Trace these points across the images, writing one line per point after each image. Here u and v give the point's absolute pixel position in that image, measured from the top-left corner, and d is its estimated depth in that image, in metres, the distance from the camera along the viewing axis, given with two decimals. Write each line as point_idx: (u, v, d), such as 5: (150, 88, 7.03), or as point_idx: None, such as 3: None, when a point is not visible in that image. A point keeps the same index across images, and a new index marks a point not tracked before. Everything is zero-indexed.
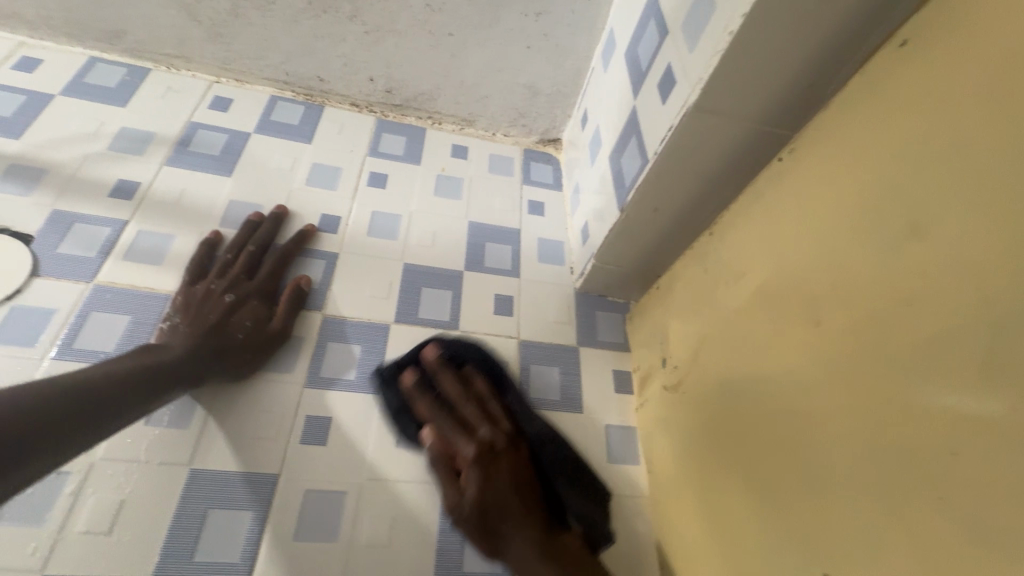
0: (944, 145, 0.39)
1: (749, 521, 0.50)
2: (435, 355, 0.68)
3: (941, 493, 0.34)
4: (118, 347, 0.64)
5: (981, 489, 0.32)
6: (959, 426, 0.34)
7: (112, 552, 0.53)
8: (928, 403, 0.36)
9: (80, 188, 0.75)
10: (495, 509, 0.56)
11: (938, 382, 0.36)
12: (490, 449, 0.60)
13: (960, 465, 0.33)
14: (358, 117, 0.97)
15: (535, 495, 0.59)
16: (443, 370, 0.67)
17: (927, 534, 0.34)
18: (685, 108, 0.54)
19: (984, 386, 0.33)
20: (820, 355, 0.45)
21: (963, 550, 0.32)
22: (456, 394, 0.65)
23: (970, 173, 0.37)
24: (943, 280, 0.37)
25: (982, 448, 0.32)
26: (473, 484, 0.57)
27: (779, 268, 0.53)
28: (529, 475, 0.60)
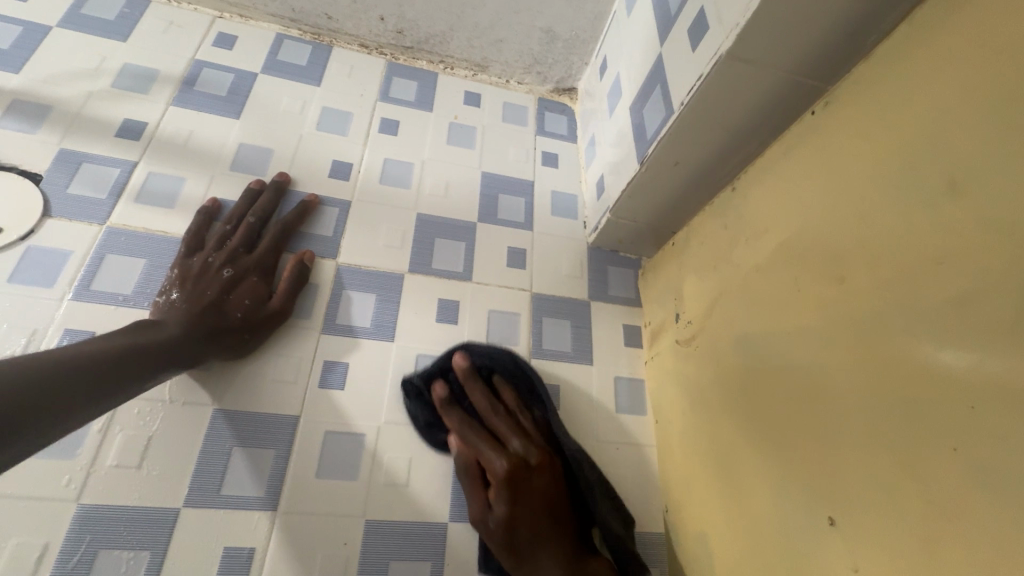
0: (988, 98, 0.38)
1: (758, 469, 0.52)
2: (465, 363, 0.66)
3: (954, 445, 0.35)
4: (136, 290, 0.64)
5: (996, 442, 0.33)
6: (979, 382, 0.35)
7: (143, 484, 0.56)
8: (959, 362, 0.36)
9: (85, 127, 0.73)
10: (522, 533, 0.56)
11: (969, 341, 0.36)
12: (522, 464, 0.59)
13: (976, 420, 0.34)
14: (367, 60, 0.94)
15: (565, 512, 0.59)
16: (472, 381, 0.65)
17: (937, 481, 0.36)
18: (717, 55, 0.52)
19: (1009, 344, 0.33)
20: (843, 313, 0.46)
21: (975, 498, 0.34)
22: (487, 405, 0.64)
23: (1012, 130, 0.36)
24: (976, 239, 0.37)
25: (1000, 404, 0.33)
26: (501, 503, 0.57)
27: (803, 225, 0.53)
28: (555, 495, 0.60)
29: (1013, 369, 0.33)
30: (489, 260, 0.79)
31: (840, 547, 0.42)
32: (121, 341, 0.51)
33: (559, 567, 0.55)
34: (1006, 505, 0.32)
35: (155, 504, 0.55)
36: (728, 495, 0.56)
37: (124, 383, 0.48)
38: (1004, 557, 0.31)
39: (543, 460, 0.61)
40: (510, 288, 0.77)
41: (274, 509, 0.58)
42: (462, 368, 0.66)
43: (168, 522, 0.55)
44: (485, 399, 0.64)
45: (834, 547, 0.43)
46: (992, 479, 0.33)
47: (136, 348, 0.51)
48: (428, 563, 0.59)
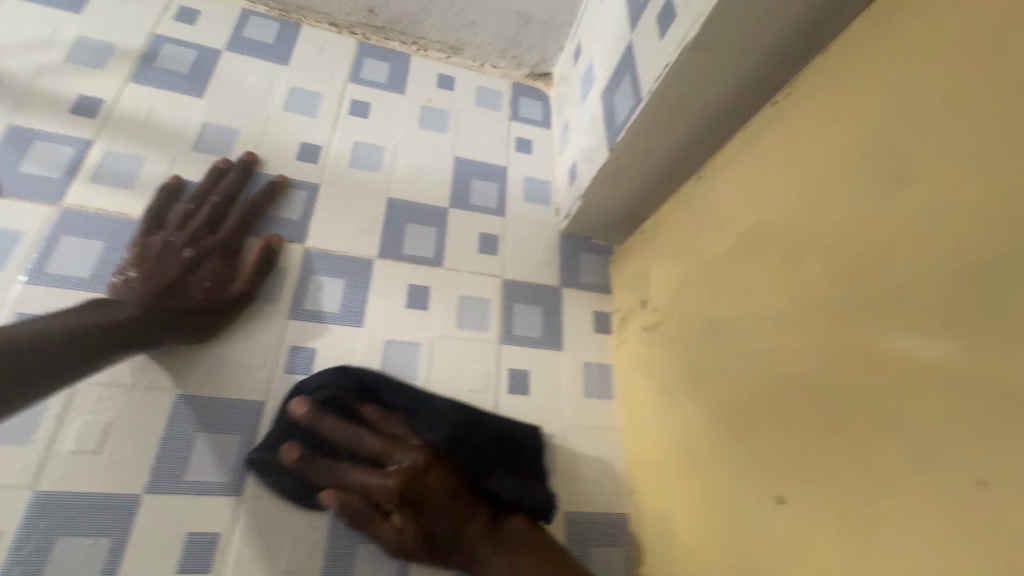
0: (936, 92, 0.39)
1: (716, 451, 0.54)
2: (303, 408, 0.57)
3: (894, 425, 0.37)
4: (93, 273, 0.62)
5: (932, 422, 0.35)
6: (916, 366, 0.36)
7: (102, 471, 0.55)
8: (900, 347, 0.38)
9: (37, 103, 0.70)
10: (441, 534, 0.55)
11: (910, 327, 0.37)
12: (412, 474, 0.54)
13: (914, 401, 0.36)
14: (338, 38, 0.91)
15: (469, 491, 0.58)
16: (316, 418, 0.57)
17: (877, 460, 0.38)
18: (684, 43, 0.53)
19: (945, 329, 0.35)
20: (798, 300, 0.47)
21: (911, 475, 0.36)
22: (345, 433, 0.57)
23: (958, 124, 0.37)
24: (919, 228, 0.38)
25: (937, 387, 0.35)
26: (409, 522, 0.54)
27: (764, 213, 0.54)
28: (455, 483, 0.57)
29: (951, 355, 0.35)
30: (459, 246, 0.79)
31: (787, 521, 0.44)
32: (71, 321, 0.50)
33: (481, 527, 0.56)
34: (938, 482, 0.34)
35: (114, 491, 0.55)
36: (688, 475, 0.58)
37: (74, 364, 0.48)
38: (934, 528, 0.33)
39: (432, 456, 0.57)
40: (481, 274, 0.77)
41: (239, 494, 0.58)
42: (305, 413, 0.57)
43: (129, 509, 0.54)
44: (340, 429, 0.57)
45: (782, 522, 0.45)
46: (927, 456, 0.35)
47: (87, 330, 0.50)
48: None
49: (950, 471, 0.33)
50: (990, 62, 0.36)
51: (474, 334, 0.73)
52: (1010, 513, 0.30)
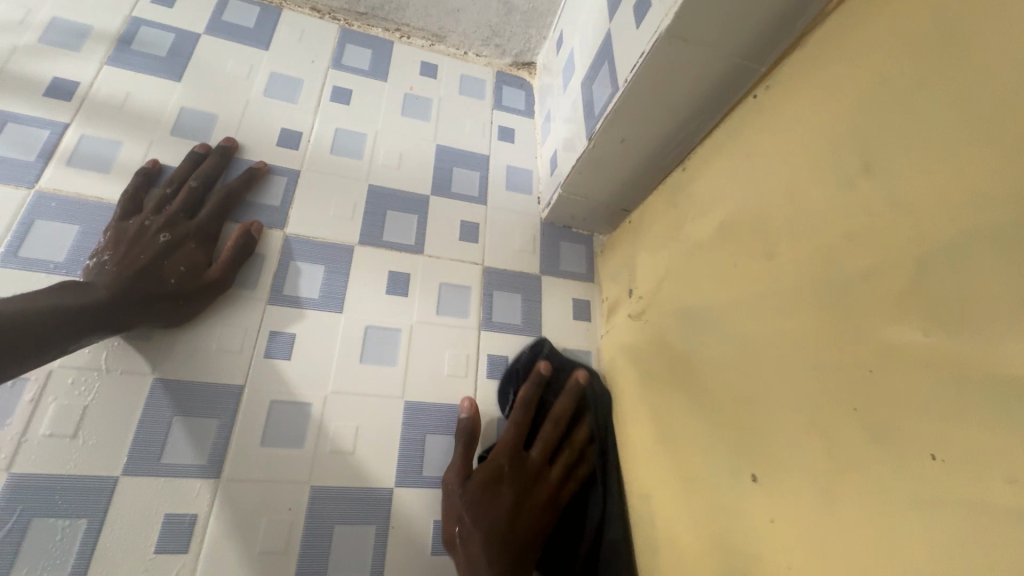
0: (907, 86, 0.40)
1: (692, 434, 0.55)
2: (575, 380, 0.70)
3: (856, 405, 0.39)
4: (69, 257, 0.62)
5: (890, 403, 0.36)
6: (877, 348, 0.38)
7: (78, 454, 0.55)
8: (860, 332, 0.39)
9: (10, 85, 0.69)
10: (476, 516, 0.59)
11: (870, 313, 0.39)
12: (523, 470, 0.62)
13: (874, 381, 0.37)
14: (319, 24, 0.91)
15: (533, 529, 0.60)
16: (571, 393, 0.69)
17: (840, 438, 0.39)
18: (658, 34, 0.53)
19: (906, 313, 0.36)
20: (770, 286, 0.48)
21: (868, 452, 0.37)
22: (560, 415, 0.67)
23: (925, 116, 0.38)
24: (885, 218, 0.39)
25: (897, 369, 0.36)
26: (473, 482, 0.61)
27: (742, 203, 0.55)
28: (531, 513, 0.60)
29: (908, 338, 0.36)
30: (441, 233, 0.79)
31: (756, 500, 0.46)
32: (42, 301, 0.50)
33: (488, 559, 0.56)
34: (894, 458, 0.35)
35: (91, 474, 0.55)
36: (664, 458, 0.59)
37: (44, 344, 0.49)
38: (888, 502, 0.35)
39: (541, 484, 0.62)
40: (462, 262, 0.78)
41: (218, 476, 0.58)
42: (581, 386, 0.70)
43: (106, 490, 0.55)
44: (561, 411, 0.67)
45: (751, 501, 0.46)
46: (884, 434, 0.36)
47: (58, 310, 0.51)
48: (372, 527, 0.61)
49: (904, 448, 0.35)
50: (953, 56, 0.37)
51: (454, 320, 0.74)
52: (958, 486, 0.31)
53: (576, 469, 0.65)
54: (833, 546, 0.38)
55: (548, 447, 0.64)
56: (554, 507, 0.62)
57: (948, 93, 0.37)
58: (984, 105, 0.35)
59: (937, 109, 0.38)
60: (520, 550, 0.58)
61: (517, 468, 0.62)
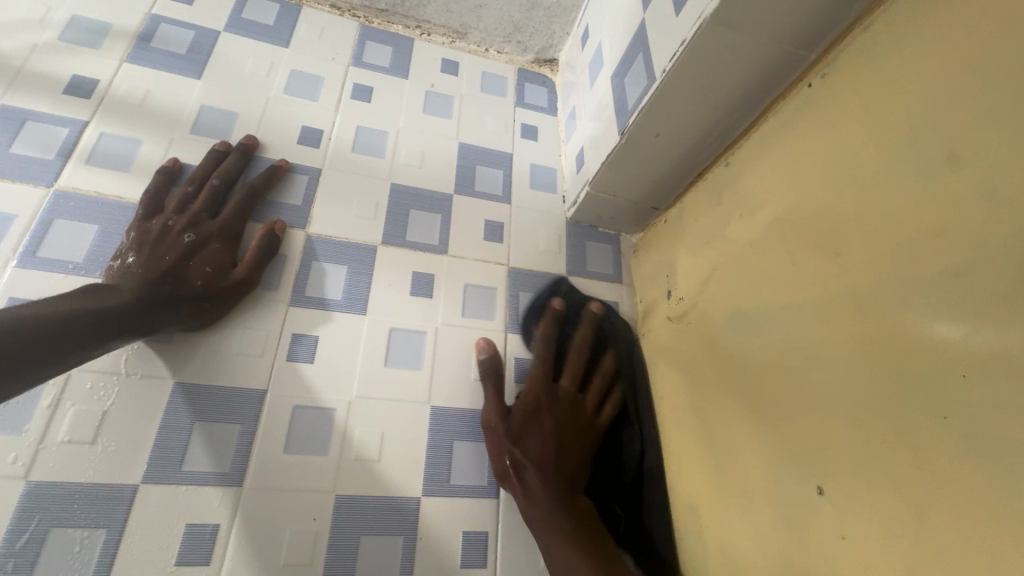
0: (994, 65, 0.37)
1: (745, 443, 0.52)
2: (593, 312, 0.73)
3: (946, 413, 0.35)
4: (88, 258, 0.60)
5: (989, 413, 0.32)
6: (974, 352, 0.34)
7: (97, 461, 0.53)
8: (952, 334, 0.35)
9: (29, 83, 0.67)
10: (526, 446, 0.61)
11: (964, 315, 0.35)
12: (557, 399, 0.65)
13: (969, 389, 0.34)
14: (339, 21, 0.89)
15: (581, 451, 0.62)
16: (587, 322, 0.72)
17: (927, 451, 0.36)
18: (702, 19, 0.50)
19: (1003, 312, 0.33)
20: (837, 285, 0.45)
21: (964, 468, 0.33)
22: (581, 346, 0.70)
23: (1018, 97, 0.35)
24: (975, 210, 0.36)
25: (995, 375, 0.33)
26: (517, 416, 0.63)
27: (799, 199, 0.51)
28: (576, 437, 0.63)
29: (1009, 341, 0.32)
30: (465, 233, 0.77)
31: (825, 515, 0.42)
32: (68, 304, 0.49)
33: (550, 485, 0.58)
34: (993, 473, 0.32)
35: (111, 482, 0.53)
36: (713, 470, 0.56)
37: (70, 348, 0.47)
38: (989, 520, 0.31)
39: (580, 410, 0.65)
40: (487, 262, 0.76)
41: (240, 485, 0.56)
42: (597, 317, 0.73)
43: (125, 499, 0.53)
44: (585, 340, 0.70)
45: (822, 515, 0.42)
46: (982, 445, 0.33)
47: (83, 315, 0.49)
48: (399, 539, 0.58)
49: (1006, 461, 0.31)
50: None
51: (481, 323, 0.72)
52: None
53: (607, 395, 0.68)
54: (919, 569, 0.34)
55: (578, 375, 0.67)
56: (596, 431, 0.65)
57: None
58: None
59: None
60: (575, 474, 0.60)
61: (552, 397, 0.65)
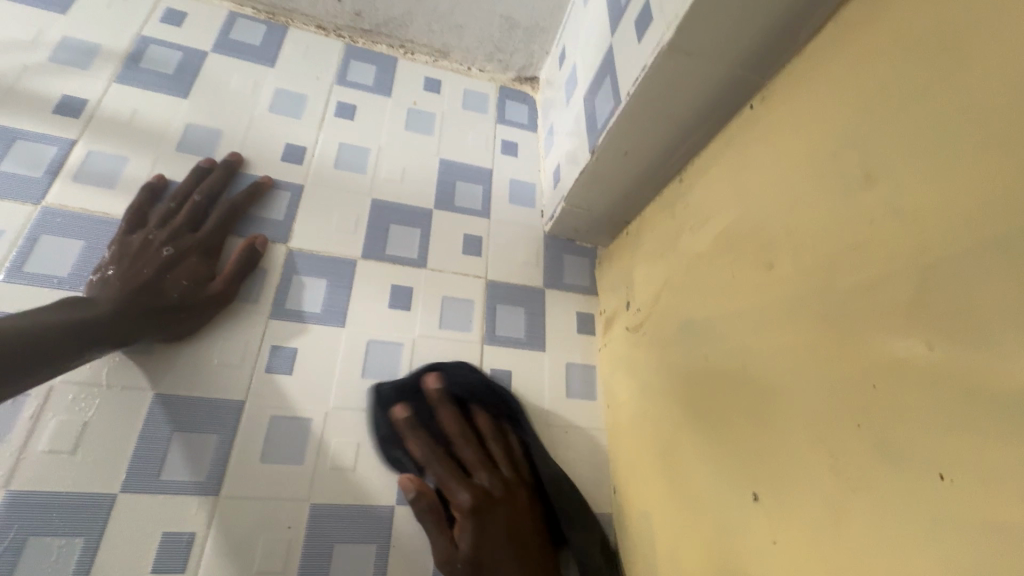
0: (908, 95, 0.39)
1: (692, 451, 0.54)
2: (437, 386, 0.66)
3: (860, 421, 0.37)
4: (73, 272, 0.62)
5: (896, 419, 0.35)
6: (882, 360, 0.36)
7: (76, 470, 0.55)
8: (867, 343, 0.38)
9: (20, 103, 0.70)
10: (490, 565, 0.56)
11: (877, 324, 0.37)
12: (486, 495, 0.59)
13: (879, 396, 0.36)
14: (324, 41, 0.92)
15: (533, 543, 0.59)
16: (443, 404, 0.65)
17: (845, 456, 0.38)
18: (659, 46, 0.53)
19: (910, 322, 0.35)
20: (772, 297, 0.47)
21: (876, 471, 0.35)
22: (456, 434, 0.64)
23: (926, 125, 0.37)
24: (885, 227, 0.38)
25: (900, 382, 0.35)
26: (466, 537, 0.57)
27: (740, 214, 0.54)
28: (525, 528, 0.59)
29: (913, 350, 0.35)
30: (443, 247, 0.79)
31: (761, 519, 0.44)
32: (50, 316, 0.51)
33: None
34: (901, 476, 0.34)
35: (90, 490, 0.54)
36: (666, 476, 0.58)
37: (53, 359, 0.49)
38: (897, 521, 0.34)
39: (507, 492, 0.61)
40: (464, 275, 0.78)
41: (217, 493, 0.58)
42: (441, 393, 0.66)
43: (104, 507, 0.54)
44: (454, 426, 0.64)
45: (758, 519, 0.44)
46: (891, 450, 0.35)
47: (64, 326, 0.51)
48: (372, 546, 0.60)
49: (911, 466, 0.33)
50: (953, 66, 0.37)
51: (457, 334, 0.73)
52: (967, 505, 0.30)
53: (512, 457, 0.65)
54: (840, 569, 0.36)
55: (483, 461, 0.62)
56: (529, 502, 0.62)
57: (952, 100, 0.36)
58: (992, 113, 0.33)
59: (938, 117, 0.37)
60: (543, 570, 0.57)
61: (483, 496, 0.59)
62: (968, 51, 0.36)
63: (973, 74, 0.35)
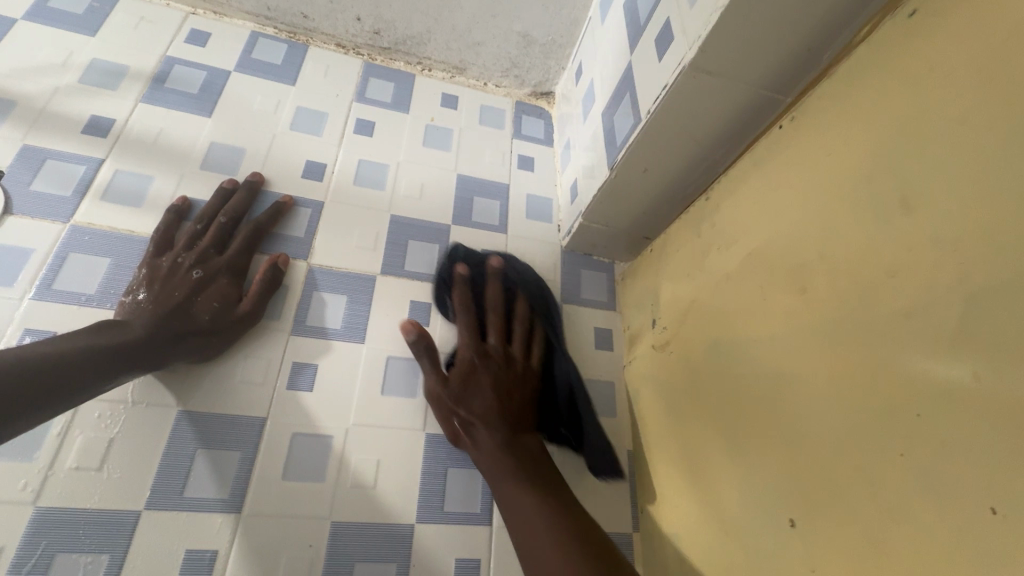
0: (946, 121, 0.39)
1: (723, 474, 0.53)
2: (497, 265, 0.76)
3: (902, 451, 0.36)
4: (100, 290, 0.63)
5: (940, 450, 0.34)
6: (924, 391, 0.36)
7: (102, 487, 0.55)
8: (908, 372, 0.37)
9: (50, 123, 0.71)
10: (468, 403, 0.64)
11: (918, 353, 0.37)
12: (488, 355, 0.67)
13: (922, 427, 0.35)
14: (344, 59, 0.93)
15: (517, 402, 0.65)
16: (494, 279, 0.75)
17: (887, 486, 0.37)
18: (681, 67, 0.53)
19: (953, 352, 0.35)
20: (805, 321, 0.46)
21: (918, 502, 0.35)
22: (494, 302, 0.72)
23: (965, 152, 0.37)
24: (925, 255, 0.38)
25: (945, 413, 0.34)
26: (455, 375, 0.66)
27: (770, 235, 0.53)
28: (514, 386, 0.66)
29: (957, 382, 0.34)
30: None
31: (797, 547, 0.43)
32: (83, 342, 0.51)
33: (495, 434, 0.61)
34: (946, 509, 0.33)
35: (115, 508, 0.55)
36: (695, 498, 0.57)
37: (83, 385, 0.49)
38: (942, 556, 0.33)
39: (509, 361, 0.68)
40: None
41: (239, 511, 0.58)
42: (497, 270, 0.76)
43: (129, 525, 0.54)
44: (495, 297, 0.73)
45: (793, 547, 0.43)
46: (936, 482, 0.34)
47: (97, 351, 0.52)
48: (393, 565, 0.60)
49: (956, 499, 0.33)
50: (990, 94, 0.36)
51: None
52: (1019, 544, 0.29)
53: (532, 340, 0.72)
54: None
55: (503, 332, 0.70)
56: (527, 374, 0.68)
57: (991, 126, 0.36)
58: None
59: (979, 145, 0.36)
60: (517, 420, 0.64)
61: (484, 358, 0.67)
62: (1006, 77, 0.35)
63: (1012, 101, 0.35)
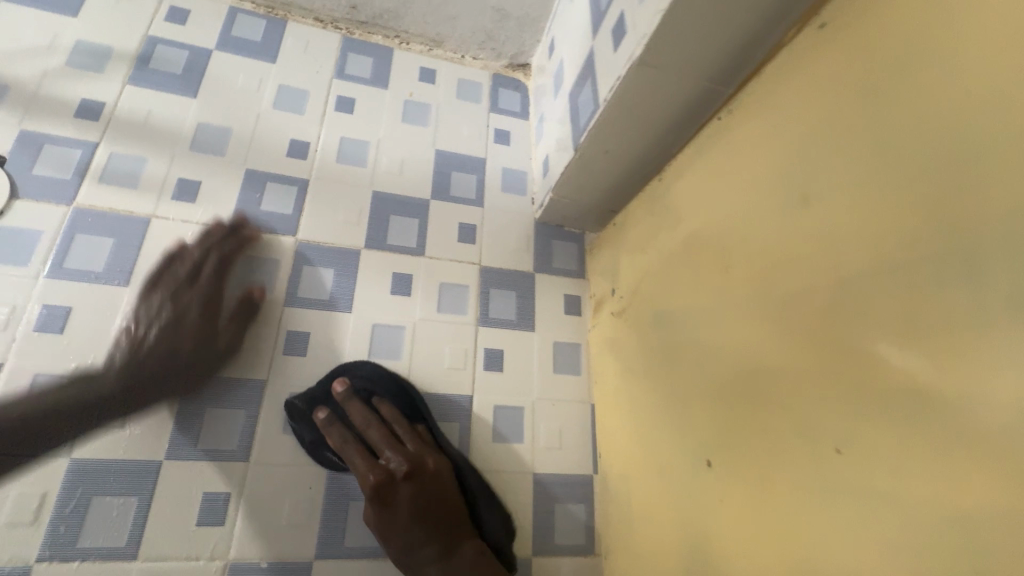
0: (839, 127, 0.45)
1: (662, 423, 0.62)
2: (341, 386, 0.68)
3: (788, 404, 0.45)
4: (107, 267, 0.69)
5: (815, 404, 0.42)
6: (806, 356, 0.44)
7: (126, 441, 0.63)
8: (798, 340, 0.45)
9: (43, 107, 0.75)
10: (396, 539, 0.62)
11: (805, 325, 0.44)
12: (390, 477, 0.63)
13: (803, 385, 0.44)
14: (322, 34, 0.95)
15: (437, 512, 0.64)
16: (348, 399, 0.67)
17: (777, 431, 0.45)
18: (630, 61, 0.57)
19: (828, 326, 0.42)
20: (727, 295, 0.54)
21: (797, 443, 0.43)
22: (361, 421, 0.67)
23: (851, 157, 0.43)
24: (815, 243, 0.45)
25: (819, 374, 0.42)
26: (375, 516, 0.62)
27: (707, 216, 0.60)
28: (430, 495, 0.64)
29: (828, 349, 0.42)
30: (440, 236, 0.85)
31: (712, 481, 0.52)
32: None
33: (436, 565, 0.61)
34: (814, 448, 0.42)
35: (139, 458, 0.63)
36: (640, 443, 0.66)
37: None
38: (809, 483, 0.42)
39: (414, 468, 0.64)
40: (460, 262, 0.84)
41: (246, 460, 0.66)
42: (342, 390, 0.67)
43: (152, 472, 0.63)
44: (360, 414, 0.67)
45: (709, 481, 0.53)
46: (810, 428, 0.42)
47: None
48: None
49: (821, 441, 0.41)
50: (872, 107, 0.42)
51: (453, 318, 0.80)
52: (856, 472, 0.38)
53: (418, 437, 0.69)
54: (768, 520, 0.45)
55: (390, 446, 0.66)
56: (434, 474, 0.65)
57: (871, 136, 0.42)
58: (900, 148, 0.39)
59: (860, 152, 0.42)
60: (445, 530, 0.63)
61: (387, 483, 0.63)
62: (885, 93, 0.41)
63: (887, 116, 0.41)
